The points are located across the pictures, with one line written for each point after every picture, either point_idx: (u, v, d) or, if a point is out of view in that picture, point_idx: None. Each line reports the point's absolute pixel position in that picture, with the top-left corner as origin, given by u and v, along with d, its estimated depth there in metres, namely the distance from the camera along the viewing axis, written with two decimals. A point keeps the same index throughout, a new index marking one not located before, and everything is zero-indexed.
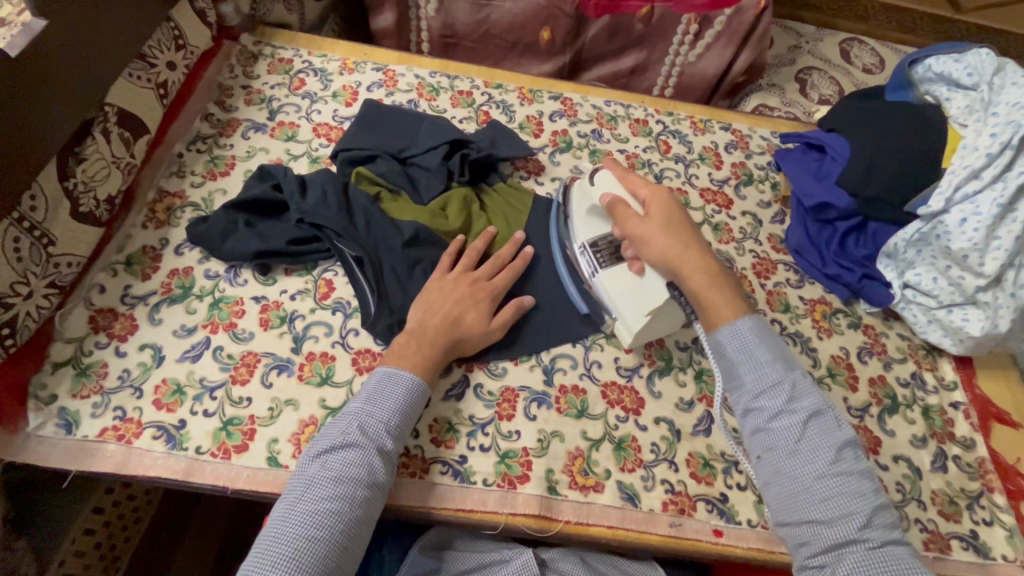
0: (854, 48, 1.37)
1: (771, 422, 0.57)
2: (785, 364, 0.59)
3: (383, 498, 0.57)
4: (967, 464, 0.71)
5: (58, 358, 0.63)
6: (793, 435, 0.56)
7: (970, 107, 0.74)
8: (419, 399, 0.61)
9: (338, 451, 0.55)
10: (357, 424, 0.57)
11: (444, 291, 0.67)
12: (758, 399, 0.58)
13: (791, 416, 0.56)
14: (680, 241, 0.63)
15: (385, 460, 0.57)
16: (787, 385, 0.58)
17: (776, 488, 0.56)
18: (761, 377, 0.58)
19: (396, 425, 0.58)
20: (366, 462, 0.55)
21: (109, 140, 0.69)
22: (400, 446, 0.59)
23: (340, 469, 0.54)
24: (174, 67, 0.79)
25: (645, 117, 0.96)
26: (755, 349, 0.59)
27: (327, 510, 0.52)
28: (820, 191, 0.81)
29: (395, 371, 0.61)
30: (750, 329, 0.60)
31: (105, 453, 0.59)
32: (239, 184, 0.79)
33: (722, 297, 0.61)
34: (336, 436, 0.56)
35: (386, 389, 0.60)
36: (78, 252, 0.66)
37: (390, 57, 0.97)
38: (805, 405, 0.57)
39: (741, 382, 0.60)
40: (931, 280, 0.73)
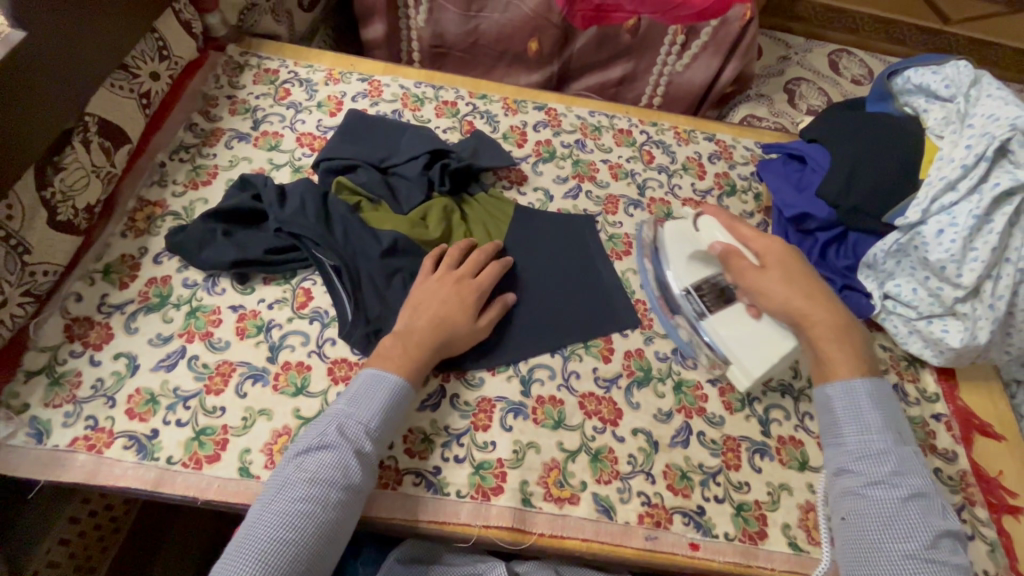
0: (843, 59, 1.38)
1: (867, 487, 0.57)
2: (895, 436, 0.60)
3: (362, 501, 0.56)
4: (949, 477, 0.70)
5: (32, 366, 0.63)
6: (890, 507, 0.55)
7: (946, 119, 0.75)
8: (402, 402, 0.60)
9: (316, 452, 0.55)
10: (337, 425, 0.57)
11: (430, 293, 0.67)
12: (859, 462, 0.59)
13: (891, 488, 0.56)
14: (802, 293, 0.66)
15: (363, 462, 0.56)
16: (892, 456, 0.58)
17: (858, 558, 0.55)
18: (864, 441, 0.60)
19: (377, 427, 0.58)
20: (343, 464, 0.55)
21: (89, 149, 0.69)
22: (380, 449, 0.58)
23: (315, 470, 0.54)
24: (157, 78, 0.80)
25: (629, 127, 0.96)
26: (866, 416, 0.61)
27: (300, 510, 0.52)
28: (800, 202, 0.80)
29: (378, 373, 0.61)
30: (866, 393, 0.61)
31: (75, 463, 0.59)
32: (220, 194, 0.79)
33: (841, 350, 0.64)
34: (317, 437, 0.56)
35: (368, 391, 0.59)
36: (55, 261, 0.66)
37: (376, 67, 0.97)
38: (910, 481, 0.57)
39: (843, 441, 0.61)
40: (911, 291, 0.73)
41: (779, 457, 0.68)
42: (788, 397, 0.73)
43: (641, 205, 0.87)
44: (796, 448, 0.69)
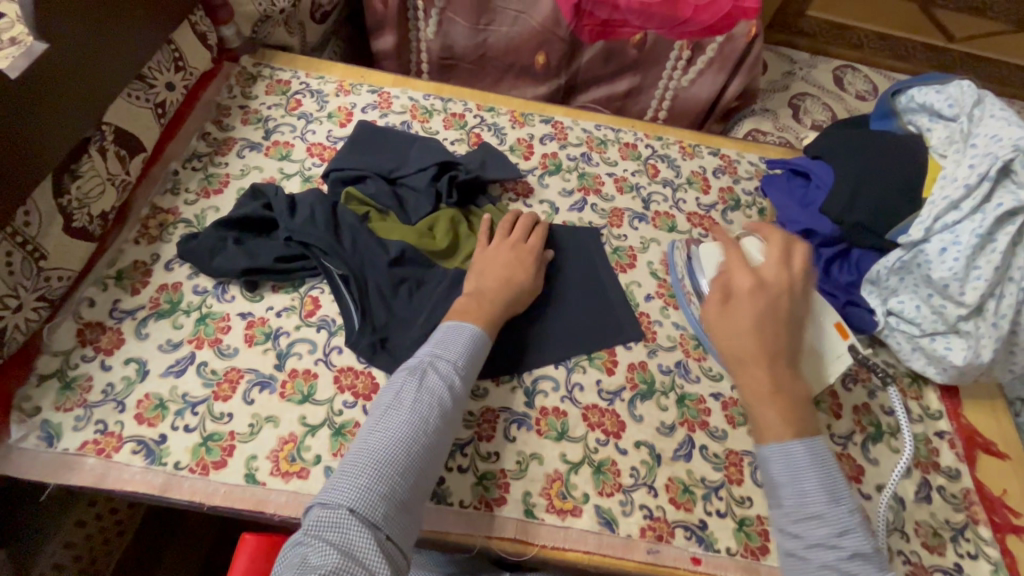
0: (848, 75, 1.39)
1: (808, 550, 0.54)
2: (831, 496, 0.56)
3: (452, 433, 0.59)
4: (952, 496, 0.70)
5: (44, 370, 0.64)
6: (830, 572, 0.52)
7: (949, 138, 0.76)
8: (482, 347, 0.64)
9: (409, 384, 0.58)
10: (429, 362, 0.60)
11: (492, 259, 0.72)
12: (798, 525, 0.55)
13: (831, 550, 0.53)
14: (757, 344, 0.63)
15: (453, 397, 0.59)
16: (828, 518, 0.54)
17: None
18: (802, 504, 0.56)
19: (464, 366, 0.61)
20: (437, 395, 0.58)
21: (105, 157, 0.71)
22: (467, 388, 0.61)
23: (414, 399, 0.57)
24: (173, 88, 0.82)
25: (634, 141, 0.97)
26: (803, 476, 0.57)
27: (401, 434, 0.55)
28: (804, 219, 0.81)
29: (459, 321, 0.64)
30: (801, 451, 0.58)
31: (84, 466, 0.60)
32: (231, 202, 0.80)
33: (774, 410, 0.60)
34: (410, 372, 0.59)
35: (452, 336, 0.63)
36: (69, 267, 0.67)
37: (386, 79, 0.99)
38: (849, 544, 0.53)
39: (780, 502, 0.57)
40: (914, 308, 0.73)
41: None
42: None
43: (646, 218, 0.88)
44: None
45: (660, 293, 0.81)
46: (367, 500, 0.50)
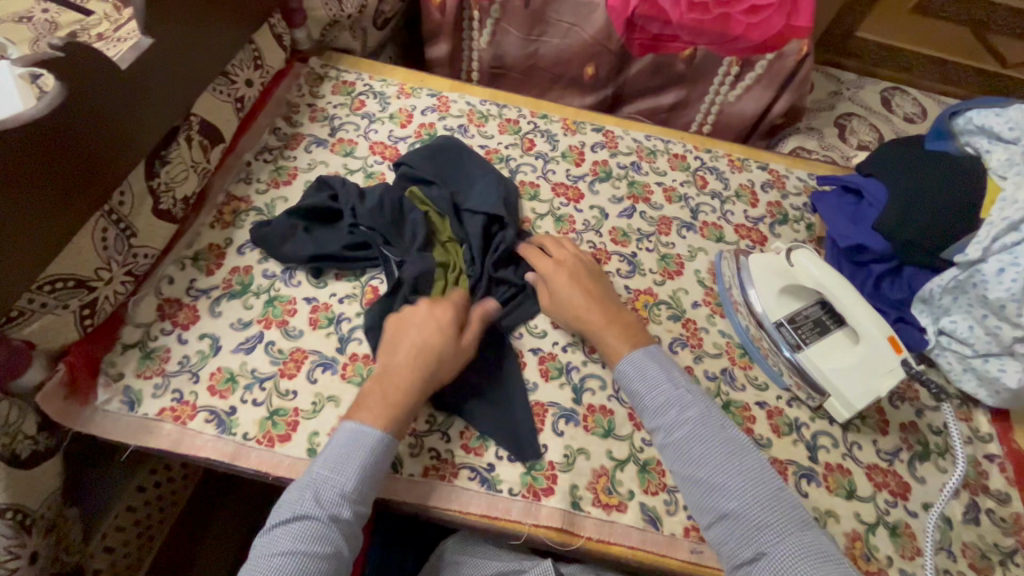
0: (896, 97, 1.39)
1: (671, 433, 0.63)
2: (672, 382, 0.65)
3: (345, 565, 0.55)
4: (1001, 520, 0.69)
5: (128, 340, 0.69)
6: (691, 441, 0.61)
7: (1010, 161, 0.75)
8: (382, 462, 0.59)
9: (291, 523, 0.54)
10: (312, 493, 0.55)
11: (405, 326, 0.67)
12: (658, 418, 0.64)
13: (684, 426, 0.62)
14: (585, 299, 0.72)
15: (343, 530, 0.55)
16: (675, 399, 0.64)
17: (693, 492, 0.60)
18: (656, 396, 0.65)
19: (354, 490, 0.56)
20: (321, 537, 0.53)
21: (190, 146, 0.76)
22: (358, 510, 0.56)
23: (295, 545, 0.53)
24: (252, 85, 0.87)
25: (683, 153, 0.99)
26: (650, 373, 0.66)
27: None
28: (854, 234, 0.81)
29: (356, 429, 0.59)
30: (644, 358, 0.67)
31: (161, 431, 0.64)
32: (299, 194, 0.85)
33: (615, 337, 0.70)
34: (292, 507, 0.55)
35: (345, 452, 0.57)
36: (154, 245, 0.72)
37: (444, 84, 1.03)
38: (695, 412, 0.63)
39: (642, 407, 0.66)
40: (967, 328, 0.73)
41: (826, 484, 0.69)
42: (837, 425, 0.73)
43: (694, 228, 0.90)
44: (843, 476, 0.70)
45: (706, 301, 0.82)
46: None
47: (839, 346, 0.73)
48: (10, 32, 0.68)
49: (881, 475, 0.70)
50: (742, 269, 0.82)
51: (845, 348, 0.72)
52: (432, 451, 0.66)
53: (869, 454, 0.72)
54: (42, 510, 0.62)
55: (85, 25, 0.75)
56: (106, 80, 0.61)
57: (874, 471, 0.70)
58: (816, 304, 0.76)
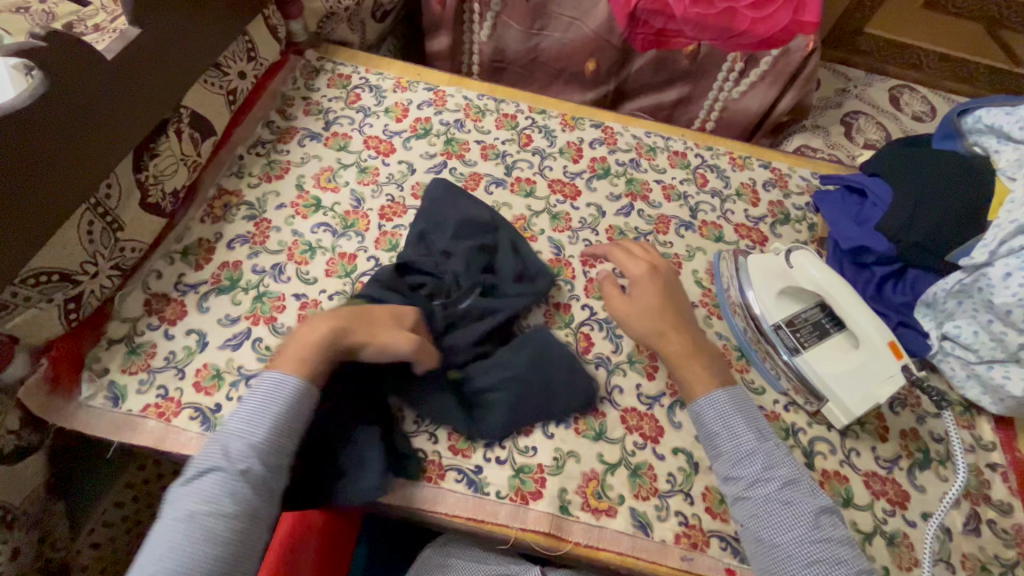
0: (905, 95, 1.36)
1: (748, 490, 0.60)
2: (758, 434, 0.62)
3: (266, 520, 0.53)
4: (1003, 531, 0.67)
5: (114, 335, 0.68)
6: (775, 504, 0.58)
7: (1020, 161, 0.72)
8: (298, 411, 0.57)
9: (199, 478, 0.52)
10: (222, 446, 0.54)
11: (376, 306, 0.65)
12: (736, 468, 0.61)
13: (767, 484, 0.59)
14: (669, 315, 0.69)
15: (254, 484, 0.52)
16: (760, 455, 0.61)
17: (760, 554, 0.58)
18: (738, 447, 0.62)
19: (264, 442, 0.54)
20: (227, 489, 0.51)
21: (180, 138, 0.74)
22: (276, 461, 0.54)
23: (203, 500, 0.50)
24: (245, 77, 0.86)
25: (684, 150, 0.97)
26: (734, 426, 0.63)
27: (190, 542, 0.48)
28: (858, 235, 0.79)
29: (273, 378, 0.57)
30: (727, 402, 0.64)
31: (145, 428, 0.63)
32: (291, 189, 0.84)
33: (701, 367, 0.67)
34: (201, 463, 0.53)
35: (261, 403, 0.56)
36: (141, 239, 0.71)
37: (442, 78, 1.01)
38: (781, 473, 0.60)
39: (718, 452, 0.63)
40: (971, 333, 0.71)
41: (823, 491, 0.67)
42: (835, 431, 0.72)
43: (693, 227, 0.88)
44: (840, 483, 0.68)
45: (704, 302, 0.80)
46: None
47: (839, 351, 0.70)
48: (7, 22, 0.68)
49: (879, 483, 0.68)
50: (740, 269, 0.79)
51: (845, 352, 0.70)
52: (419, 452, 0.65)
53: (868, 461, 0.70)
54: (24, 506, 0.61)
55: (82, 16, 0.74)
56: (91, 70, 0.60)
57: (872, 479, 0.69)
58: (815, 307, 0.74)
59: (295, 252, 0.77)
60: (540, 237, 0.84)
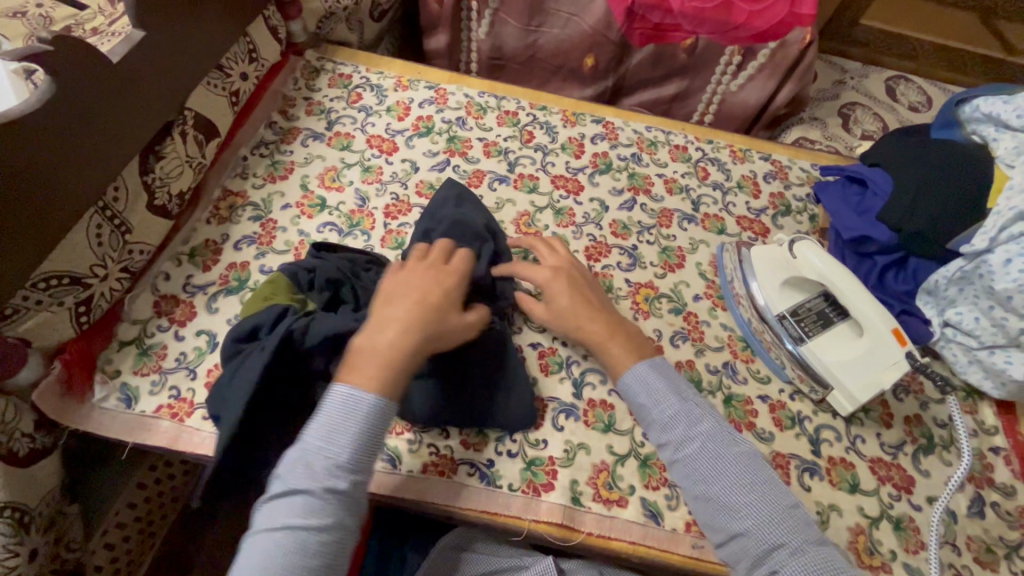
0: (901, 85, 1.37)
1: (677, 451, 0.62)
2: (679, 397, 0.64)
3: (350, 531, 0.54)
4: (1007, 513, 0.68)
5: (124, 337, 0.68)
6: (701, 461, 0.60)
7: (1018, 149, 0.74)
8: (380, 425, 0.56)
9: (289, 494, 0.52)
10: (308, 461, 0.53)
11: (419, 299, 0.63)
12: (665, 433, 0.63)
13: (692, 443, 0.61)
14: (583, 305, 0.70)
15: (343, 501, 0.53)
16: (682, 416, 0.63)
17: (701, 510, 0.60)
18: (664, 412, 0.63)
19: (350, 458, 0.54)
20: (320, 507, 0.52)
21: (185, 140, 0.75)
22: (362, 474, 0.55)
23: (296, 518, 0.51)
24: (247, 78, 0.86)
25: (684, 144, 0.98)
26: (658, 392, 0.64)
27: (292, 560, 0.50)
28: (860, 225, 0.80)
29: (352, 392, 0.56)
30: (648, 370, 0.65)
31: (159, 428, 0.64)
32: (296, 189, 0.84)
33: (620, 346, 0.68)
34: (288, 478, 0.53)
35: (342, 418, 0.55)
36: (149, 241, 0.71)
37: (442, 76, 1.02)
38: (702, 430, 0.62)
39: (647, 420, 0.65)
40: (973, 319, 0.72)
41: (830, 478, 0.68)
42: (840, 419, 0.72)
43: (695, 220, 0.88)
44: (846, 469, 0.69)
45: (708, 295, 0.81)
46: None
47: (842, 340, 0.72)
48: (5, 27, 0.67)
49: (885, 469, 0.69)
50: (743, 261, 0.81)
51: (848, 340, 0.71)
52: (431, 447, 0.65)
53: (873, 447, 0.71)
54: (41, 508, 0.62)
55: (81, 20, 0.74)
56: (97, 73, 0.60)
57: (878, 465, 0.70)
58: (819, 297, 0.75)
59: (302, 252, 0.78)
60: (545, 232, 0.85)
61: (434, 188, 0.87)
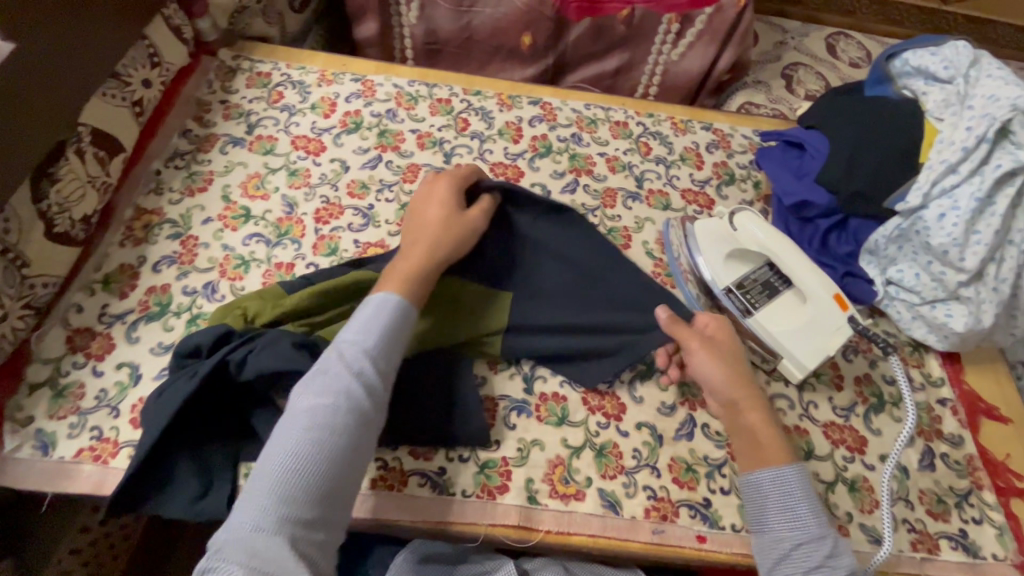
0: (841, 42, 1.36)
1: (808, 575, 0.55)
2: (823, 520, 0.58)
3: (370, 421, 0.54)
4: (956, 462, 0.70)
5: (36, 379, 0.63)
6: None
7: (946, 101, 0.74)
8: (399, 325, 0.59)
9: (315, 376, 0.55)
10: (336, 351, 0.56)
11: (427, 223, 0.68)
12: (798, 550, 0.56)
13: (830, 572, 0.54)
14: (738, 375, 0.65)
15: (363, 385, 0.55)
16: (827, 541, 0.56)
17: None
18: (805, 527, 0.57)
19: (373, 349, 0.57)
20: (341, 386, 0.54)
21: (83, 159, 0.69)
22: (379, 373, 0.56)
23: (317, 395, 0.53)
24: (150, 85, 0.80)
25: (625, 119, 0.96)
26: (792, 500, 0.58)
27: (302, 439, 0.51)
28: (800, 189, 0.79)
29: (380, 295, 0.60)
30: (796, 481, 0.59)
31: (81, 474, 0.59)
32: (216, 201, 0.79)
33: (769, 432, 0.62)
34: (316, 365, 0.56)
35: (368, 316, 0.59)
36: (54, 273, 0.66)
37: (369, 66, 0.96)
38: (844, 564, 0.55)
39: (777, 528, 0.58)
40: (913, 276, 0.72)
41: None
42: (792, 387, 0.72)
43: (640, 197, 0.87)
44: (800, 437, 0.69)
45: (656, 273, 0.79)
46: (274, 519, 0.48)
47: (788, 308, 0.71)
48: None
49: (837, 432, 0.70)
50: (688, 236, 0.78)
51: (794, 309, 0.70)
52: (379, 461, 0.63)
53: (825, 412, 0.71)
54: None
55: None
56: None
57: (831, 429, 0.70)
58: (764, 267, 0.73)
59: (227, 268, 0.73)
60: None
61: (366, 187, 0.83)
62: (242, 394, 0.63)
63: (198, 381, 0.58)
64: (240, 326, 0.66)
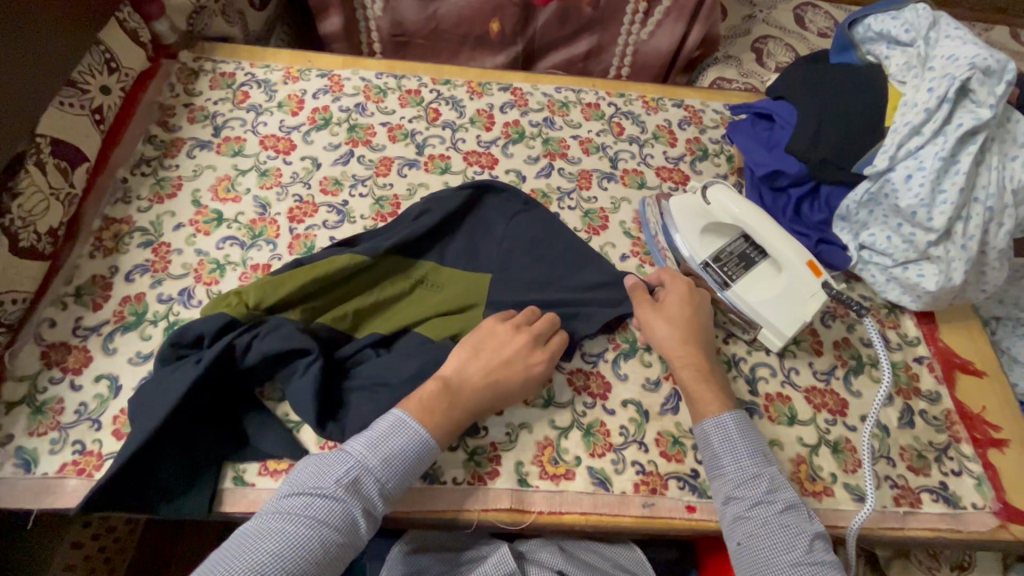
0: (809, 13, 1.37)
1: (750, 510, 0.57)
2: (762, 457, 0.60)
3: (354, 550, 0.53)
4: (933, 418, 0.71)
5: (12, 397, 0.62)
6: (775, 525, 0.56)
7: (907, 65, 0.74)
8: (424, 464, 0.57)
9: (328, 495, 0.52)
10: (358, 474, 0.53)
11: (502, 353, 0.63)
12: (739, 489, 0.58)
13: (768, 505, 0.57)
14: (686, 336, 0.67)
15: (366, 521, 0.53)
16: (765, 477, 0.59)
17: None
18: (741, 468, 0.59)
19: (392, 489, 0.55)
20: (349, 520, 0.52)
21: (45, 171, 0.67)
22: (384, 511, 0.55)
23: (323, 516, 0.51)
24: (109, 91, 0.78)
25: (596, 101, 0.95)
26: (732, 444, 0.61)
27: (296, 558, 0.49)
28: (770, 160, 0.80)
29: (417, 423, 0.57)
30: (734, 428, 0.61)
31: (66, 488, 0.59)
32: (187, 206, 0.78)
33: (707, 389, 0.64)
34: (334, 475, 0.53)
35: (398, 447, 0.55)
36: (21, 289, 0.65)
37: (335, 61, 0.95)
38: (783, 496, 0.58)
39: (719, 472, 0.61)
40: (885, 239, 0.74)
41: (769, 414, 0.69)
42: (774, 354, 0.74)
43: (615, 177, 0.87)
44: (784, 404, 0.70)
45: (635, 252, 0.80)
46: None
47: (765, 277, 0.72)
48: None
49: (820, 396, 0.71)
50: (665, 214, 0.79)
51: (771, 277, 0.72)
52: None
53: (807, 377, 0.73)
54: None
55: None
56: None
57: (812, 393, 0.71)
58: (739, 239, 0.75)
59: (202, 273, 0.72)
60: None
61: (340, 183, 0.82)
62: (225, 393, 0.63)
63: (185, 387, 0.57)
64: (243, 316, 0.64)
